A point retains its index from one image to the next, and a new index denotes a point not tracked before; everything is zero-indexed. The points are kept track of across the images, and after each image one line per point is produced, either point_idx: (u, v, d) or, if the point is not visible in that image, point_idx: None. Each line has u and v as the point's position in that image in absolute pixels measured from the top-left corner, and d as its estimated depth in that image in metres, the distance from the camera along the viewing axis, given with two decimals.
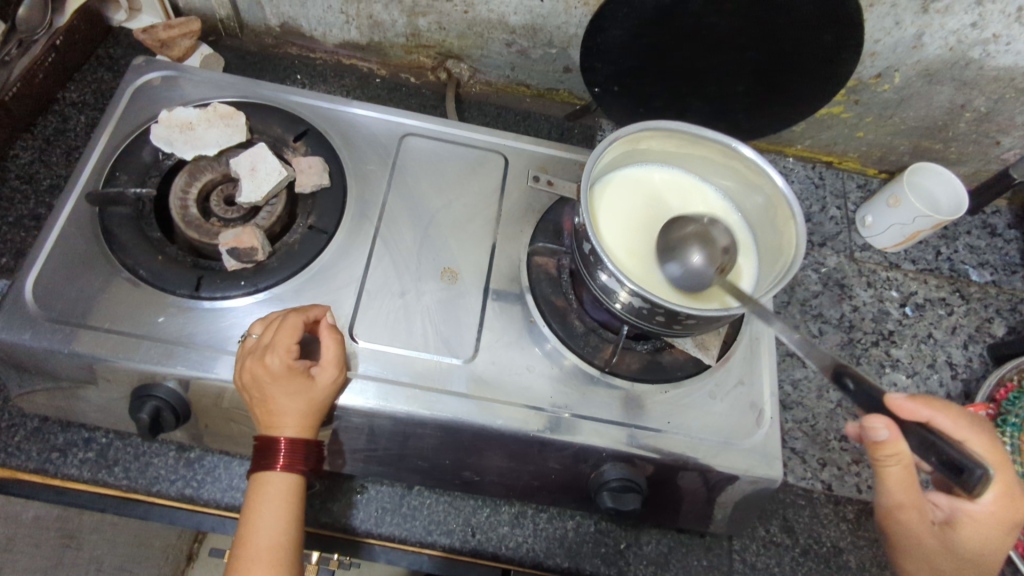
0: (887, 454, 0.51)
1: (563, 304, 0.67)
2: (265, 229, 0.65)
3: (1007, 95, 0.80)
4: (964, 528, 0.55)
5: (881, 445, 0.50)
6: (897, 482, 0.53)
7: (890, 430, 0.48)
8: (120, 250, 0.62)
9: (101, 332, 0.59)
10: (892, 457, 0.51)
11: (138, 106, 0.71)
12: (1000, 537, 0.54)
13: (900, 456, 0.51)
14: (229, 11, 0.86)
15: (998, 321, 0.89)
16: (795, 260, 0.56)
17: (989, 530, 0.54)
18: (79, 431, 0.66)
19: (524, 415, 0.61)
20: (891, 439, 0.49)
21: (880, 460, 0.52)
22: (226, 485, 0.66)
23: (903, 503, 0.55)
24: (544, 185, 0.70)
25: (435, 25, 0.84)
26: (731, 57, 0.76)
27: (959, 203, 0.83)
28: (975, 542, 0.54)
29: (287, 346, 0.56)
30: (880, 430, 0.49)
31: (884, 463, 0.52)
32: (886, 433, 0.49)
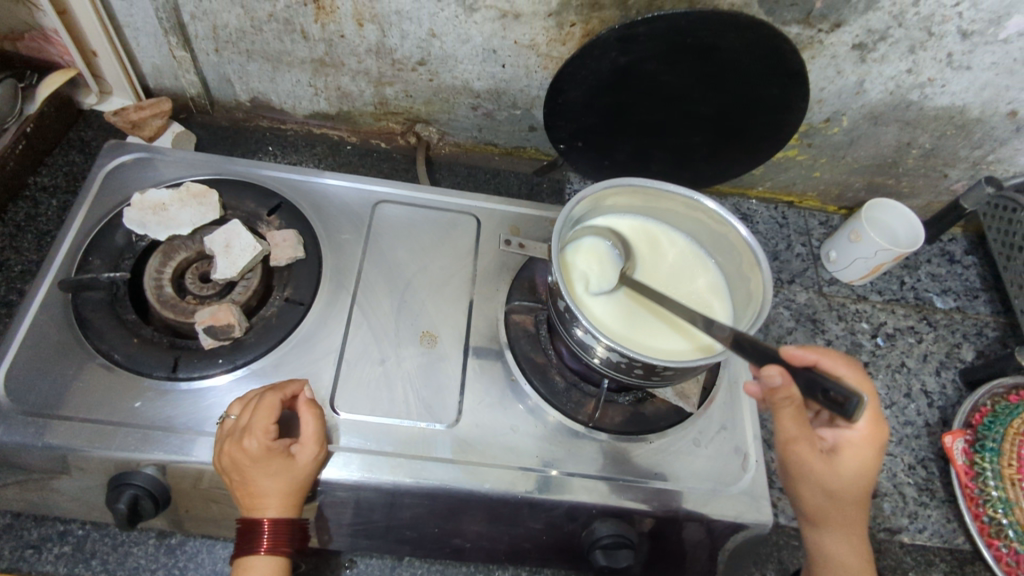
0: (780, 398, 0.49)
1: (543, 360, 0.68)
2: (241, 304, 0.65)
3: (948, 131, 0.85)
4: (847, 454, 0.55)
5: (774, 389, 0.48)
6: (789, 419, 0.51)
7: (780, 374, 0.46)
8: (94, 336, 0.62)
9: (76, 421, 0.58)
10: (786, 399, 0.49)
11: (111, 189, 0.72)
12: (876, 457, 0.55)
13: (793, 399, 0.49)
14: (199, 90, 0.88)
15: (966, 345, 0.91)
16: (763, 307, 0.58)
17: (866, 448, 0.55)
18: (54, 524, 0.64)
19: (510, 477, 0.60)
20: (785, 383, 0.47)
21: (775, 402, 0.50)
22: (210, 570, 0.64)
23: (797, 439, 0.52)
24: (516, 248, 0.71)
25: (402, 93, 0.87)
26: (688, 110, 0.79)
27: (916, 235, 0.87)
28: (858, 465, 0.54)
29: (265, 427, 0.55)
30: (774, 374, 0.46)
31: (778, 405, 0.50)
32: (778, 377, 0.46)
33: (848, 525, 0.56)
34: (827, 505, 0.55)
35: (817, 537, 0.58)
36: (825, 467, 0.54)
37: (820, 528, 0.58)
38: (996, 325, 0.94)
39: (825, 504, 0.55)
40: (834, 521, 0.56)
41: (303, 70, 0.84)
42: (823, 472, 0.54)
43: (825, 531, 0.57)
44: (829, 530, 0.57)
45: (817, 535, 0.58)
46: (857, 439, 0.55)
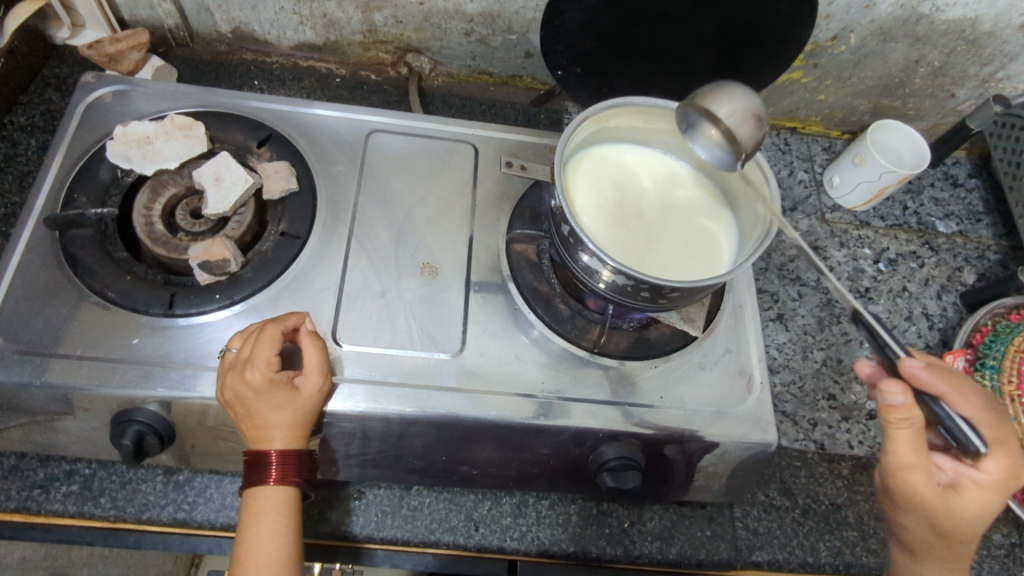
0: (896, 420, 0.51)
1: (546, 289, 0.67)
2: (235, 239, 0.64)
3: (958, 48, 0.82)
4: (965, 495, 0.52)
5: (891, 411, 0.50)
6: (908, 445, 0.51)
7: (901, 392, 0.49)
8: (86, 274, 0.60)
9: (74, 359, 0.57)
10: (904, 423, 0.50)
11: (91, 124, 0.69)
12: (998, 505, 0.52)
13: (912, 423, 0.50)
14: (177, 20, 0.83)
15: (968, 269, 0.91)
16: (772, 225, 0.57)
17: (989, 496, 0.52)
18: (60, 464, 0.64)
19: (516, 404, 0.60)
20: (905, 404, 0.49)
21: (888, 424, 0.51)
22: (219, 505, 0.64)
23: (910, 467, 0.52)
24: (518, 170, 0.72)
25: (391, 19, 0.83)
26: (690, 27, 0.76)
27: (921, 157, 0.85)
28: (978, 509, 0.52)
29: (267, 358, 0.54)
30: (895, 393, 0.50)
31: (892, 428, 0.51)
32: (897, 394, 0.49)
33: (953, 560, 0.56)
34: (934, 538, 0.55)
35: (910, 561, 0.59)
36: (941, 505, 0.52)
37: (917, 555, 0.58)
38: (998, 248, 0.93)
39: (932, 538, 0.55)
40: (931, 555, 0.57)
41: None
42: (937, 508, 0.53)
43: (923, 560, 0.58)
44: (925, 558, 0.57)
45: (911, 561, 0.59)
46: (977, 484, 0.52)
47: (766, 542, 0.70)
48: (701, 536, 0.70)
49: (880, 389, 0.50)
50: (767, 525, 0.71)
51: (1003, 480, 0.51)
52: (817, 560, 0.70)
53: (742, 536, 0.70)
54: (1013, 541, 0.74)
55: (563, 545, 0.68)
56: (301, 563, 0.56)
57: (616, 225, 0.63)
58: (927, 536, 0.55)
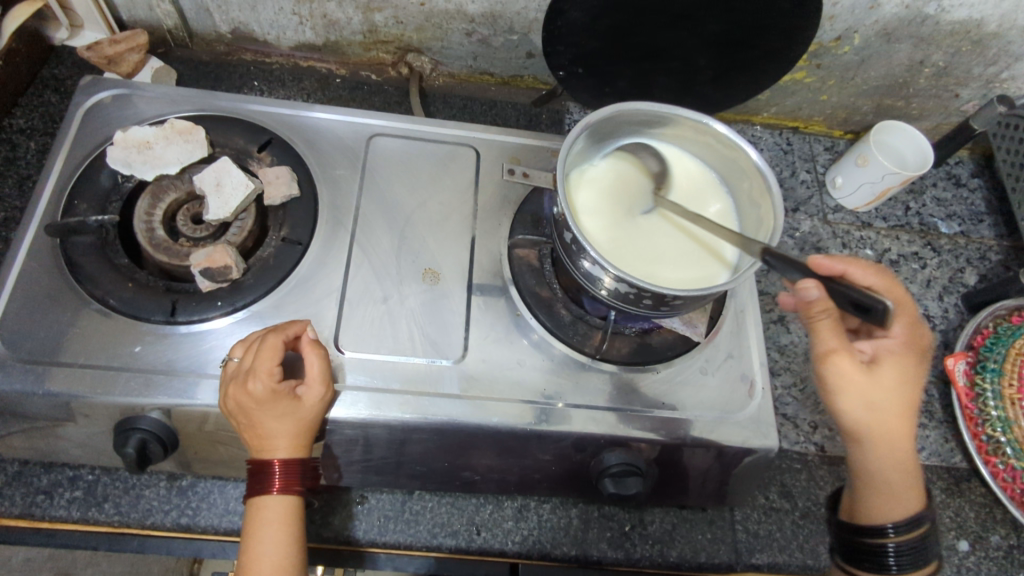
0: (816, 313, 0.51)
1: (548, 294, 0.67)
2: (237, 245, 0.64)
3: (963, 48, 0.81)
4: (885, 363, 0.56)
5: (809, 303, 0.50)
6: (830, 330, 0.53)
7: (816, 284, 0.48)
8: (88, 281, 0.60)
9: (77, 368, 0.57)
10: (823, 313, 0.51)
11: (91, 128, 0.69)
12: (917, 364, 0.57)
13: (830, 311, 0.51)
14: (176, 21, 0.83)
15: (970, 270, 0.91)
16: (774, 233, 0.56)
17: (906, 359, 0.57)
18: (63, 470, 0.64)
19: (518, 410, 0.60)
20: (820, 295, 0.49)
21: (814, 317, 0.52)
22: (223, 510, 0.65)
23: (837, 351, 0.53)
24: (520, 177, 0.69)
25: (392, 19, 0.82)
26: (693, 29, 0.75)
27: (924, 158, 0.85)
28: (898, 374, 0.56)
29: (269, 369, 0.54)
30: (812, 287, 0.49)
31: (817, 319, 0.52)
32: (813, 288, 0.49)
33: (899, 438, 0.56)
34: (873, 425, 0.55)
35: (860, 454, 0.58)
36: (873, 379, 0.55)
37: (863, 445, 0.57)
38: (1000, 248, 0.93)
39: (873, 418, 0.55)
40: (880, 439, 0.56)
41: None
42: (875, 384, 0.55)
43: (870, 449, 0.57)
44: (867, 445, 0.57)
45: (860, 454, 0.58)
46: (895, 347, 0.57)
47: (767, 545, 0.71)
48: (701, 539, 0.70)
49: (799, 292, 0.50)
50: (767, 528, 0.72)
51: (906, 342, 0.58)
52: (817, 563, 0.71)
53: (743, 539, 0.71)
54: (1011, 543, 0.75)
55: (564, 548, 0.68)
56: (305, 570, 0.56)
57: (616, 229, 0.63)
58: (865, 417, 0.55)
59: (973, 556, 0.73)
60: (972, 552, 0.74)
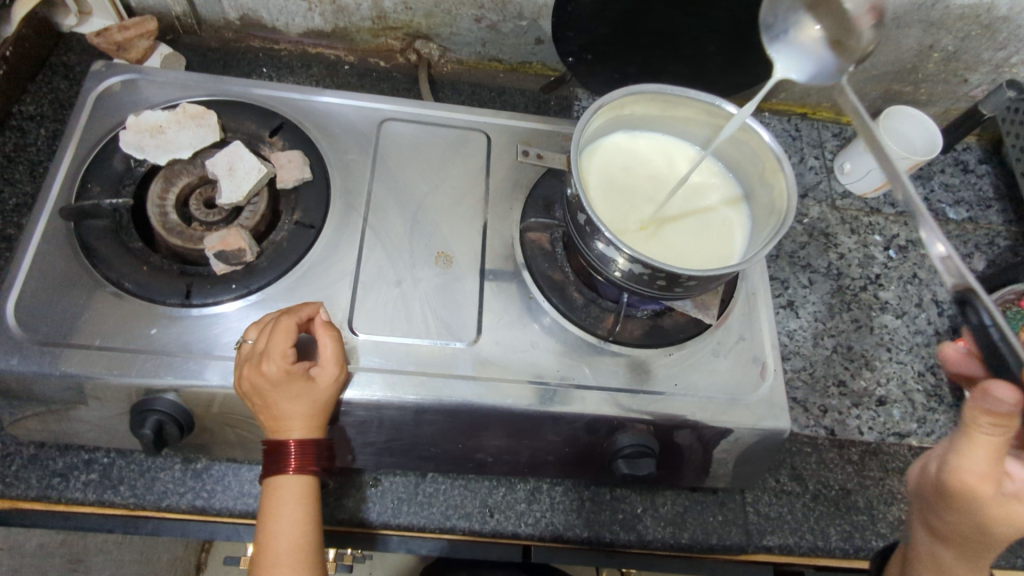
0: (989, 422, 0.43)
1: (561, 277, 0.67)
2: (250, 229, 0.64)
3: (972, 32, 0.81)
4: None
5: (989, 412, 0.42)
6: (988, 448, 0.44)
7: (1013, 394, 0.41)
8: (103, 264, 0.60)
9: (93, 349, 0.57)
10: (995, 425, 0.43)
11: (103, 113, 0.69)
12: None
13: (1000, 429, 0.43)
14: (185, 7, 0.83)
15: (978, 255, 0.91)
16: (786, 214, 0.57)
17: None
18: (79, 453, 0.65)
19: (532, 392, 0.61)
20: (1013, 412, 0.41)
21: (976, 423, 0.44)
22: (237, 493, 0.65)
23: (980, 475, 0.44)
24: (534, 160, 0.66)
25: (401, 5, 0.82)
26: (703, 14, 0.76)
27: (931, 131, 0.85)
28: None
29: (282, 350, 0.55)
30: (1005, 398, 0.41)
31: (978, 427, 0.44)
32: (1008, 395, 0.41)
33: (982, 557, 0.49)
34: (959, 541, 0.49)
35: (934, 551, 0.51)
36: (995, 513, 0.45)
37: (946, 546, 0.50)
38: (1009, 234, 0.93)
39: (977, 542, 0.48)
40: (964, 550, 0.49)
41: None
42: (995, 520, 0.45)
43: (949, 550, 0.50)
44: (955, 551, 0.50)
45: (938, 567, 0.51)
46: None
47: (778, 526, 0.71)
48: (713, 521, 0.70)
49: (986, 391, 0.42)
50: (778, 511, 0.72)
51: None
52: (828, 544, 0.71)
53: (754, 521, 0.71)
54: None
55: (577, 530, 0.68)
56: (322, 549, 0.57)
57: (625, 207, 0.64)
58: (966, 538, 0.48)
59: None
60: None
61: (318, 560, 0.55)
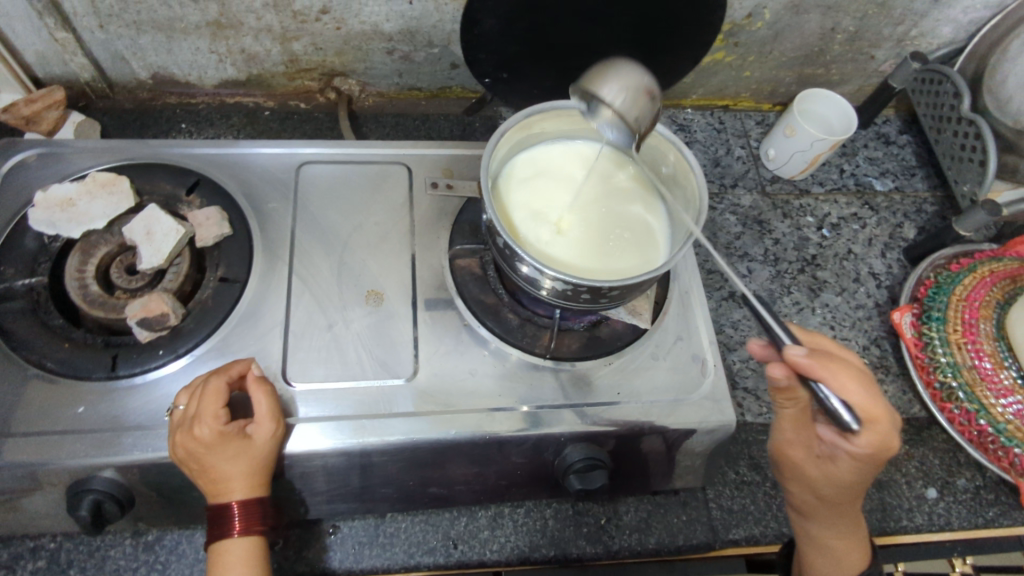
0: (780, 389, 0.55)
1: (494, 301, 0.67)
2: (174, 291, 0.63)
3: (869, 11, 0.84)
4: (840, 464, 0.56)
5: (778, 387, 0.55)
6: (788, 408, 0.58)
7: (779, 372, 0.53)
8: (22, 348, 0.59)
9: (20, 438, 0.56)
10: (788, 396, 0.56)
11: (12, 191, 0.67)
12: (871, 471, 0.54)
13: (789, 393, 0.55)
14: (93, 73, 0.82)
15: (908, 224, 0.93)
16: (700, 209, 0.57)
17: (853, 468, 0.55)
18: (23, 542, 0.63)
19: (477, 419, 0.61)
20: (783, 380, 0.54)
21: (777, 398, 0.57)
22: (193, 559, 0.64)
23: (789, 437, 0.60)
24: (444, 189, 0.72)
25: (311, 47, 0.82)
26: (605, 23, 0.77)
27: (842, 103, 0.87)
28: (851, 474, 0.55)
29: (214, 412, 0.54)
30: (776, 375, 0.54)
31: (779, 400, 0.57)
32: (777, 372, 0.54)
33: (840, 518, 0.59)
34: (815, 501, 0.60)
35: (805, 524, 0.62)
36: (817, 471, 0.58)
37: (807, 516, 0.62)
38: (935, 200, 0.96)
39: (820, 504, 0.60)
40: (821, 514, 0.60)
41: (200, 36, 0.78)
42: (816, 476, 0.58)
43: (813, 520, 0.61)
44: (813, 519, 0.61)
45: (805, 524, 0.62)
46: (843, 459, 0.55)
47: (742, 519, 0.72)
48: (677, 522, 0.71)
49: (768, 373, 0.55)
50: (740, 502, 0.73)
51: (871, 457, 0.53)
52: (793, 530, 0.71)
53: (717, 517, 0.71)
54: (977, 484, 0.77)
55: (543, 550, 0.68)
56: None
57: (545, 225, 0.64)
58: (812, 502, 0.60)
59: (942, 502, 0.75)
60: (940, 498, 0.75)
61: None
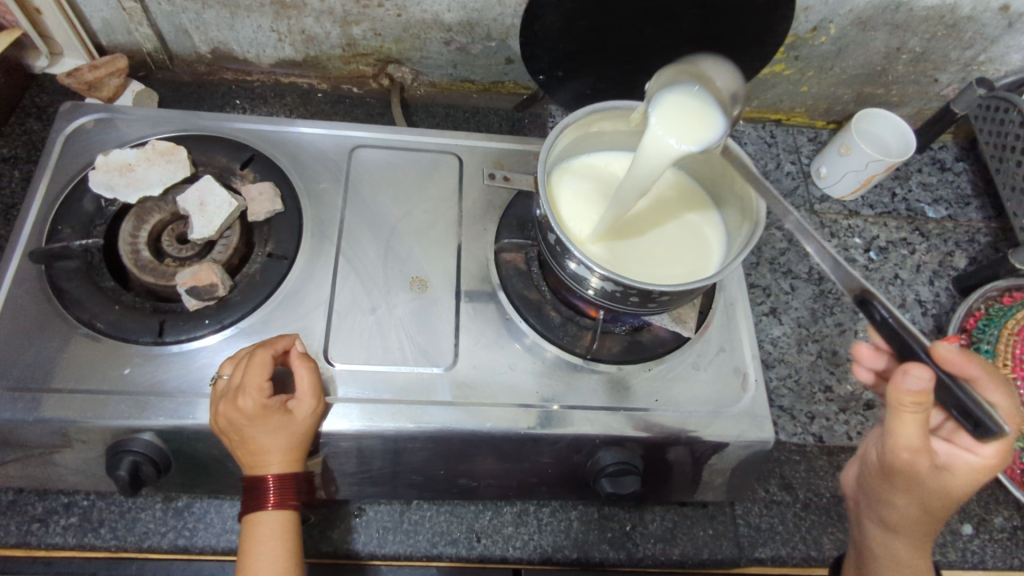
0: (908, 402, 0.48)
1: (537, 297, 0.67)
2: (222, 263, 0.64)
3: (938, 33, 0.82)
4: (958, 475, 0.53)
5: (907, 395, 0.47)
6: (912, 424, 0.49)
7: (921, 381, 0.45)
8: (74, 307, 0.60)
9: (66, 394, 0.57)
10: (915, 404, 0.48)
11: (73, 154, 0.68)
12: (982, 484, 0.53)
13: (921, 406, 0.48)
14: (155, 43, 0.83)
15: (959, 253, 0.91)
16: (757, 223, 0.57)
17: (972, 478, 0.53)
18: (58, 497, 0.64)
19: (512, 414, 0.60)
20: (919, 389, 0.46)
21: (898, 405, 0.49)
22: (220, 529, 0.64)
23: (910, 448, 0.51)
24: (501, 180, 0.72)
25: (370, 32, 0.82)
26: (667, 27, 0.76)
27: (901, 125, 0.85)
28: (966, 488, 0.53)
29: (258, 385, 0.54)
30: (920, 378, 0.45)
31: (901, 408, 0.49)
32: (916, 382, 0.46)
33: (926, 534, 0.57)
34: (913, 515, 0.56)
35: (888, 537, 0.59)
36: (934, 484, 0.53)
37: (896, 532, 0.58)
38: (989, 230, 0.93)
39: (918, 518, 0.56)
40: (913, 528, 0.57)
41: (263, 14, 0.79)
42: (932, 490, 0.53)
43: (902, 535, 0.57)
44: (903, 534, 0.57)
45: (887, 536, 0.59)
46: (965, 468, 0.53)
47: (769, 538, 0.70)
48: (703, 536, 0.70)
49: (902, 374, 0.46)
50: (769, 522, 0.71)
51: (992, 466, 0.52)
52: (821, 554, 0.70)
53: (745, 533, 0.70)
54: (1015, 524, 0.74)
55: (566, 551, 0.68)
56: None
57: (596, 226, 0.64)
58: (913, 516, 0.56)
59: (977, 540, 0.73)
60: (976, 536, 0.73)
61: None
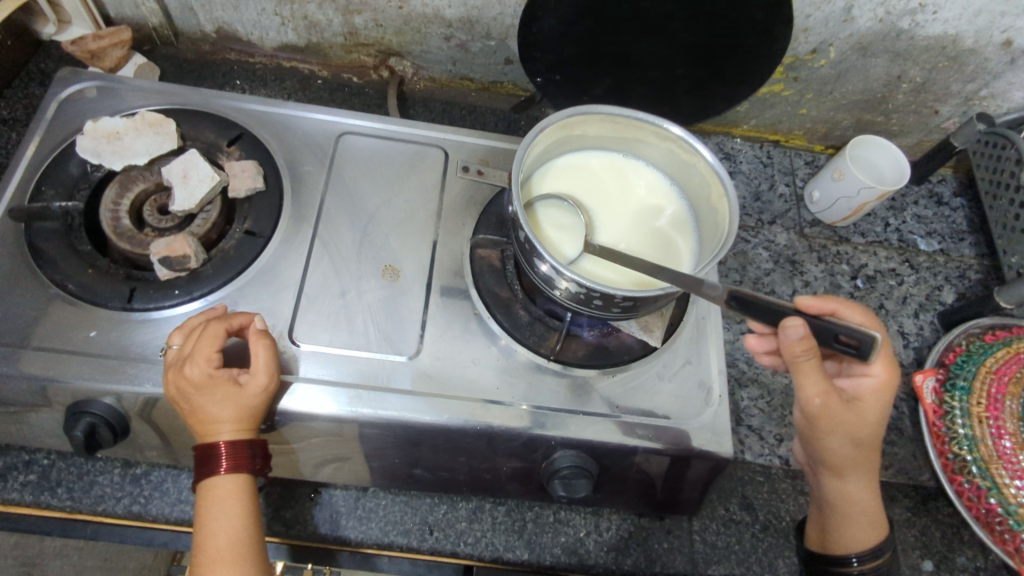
0: (799, 354, 0.52)
1: (507, 295, 0.67)
2: (199, 236, 0.64)
3: (940, 64, 0.81)
4: (868, 401, 0.59)
5: (795, 346, 0.51)
6: (812, 375, 0.54)
7: (798, 330, 0.49)
8: (50, 267, 0.61)
9: (31, 351, 0.58)
10: (807, 352, 0.51)
11: (65, 118, 0.70)
12: (888, 404, 0.60)
13: (811, 351, 0.51)
14: (161, 18, 0.84)
15: (948, 288, 0.90)
16: (728, 233, 0.56)
17: (878, 397, 0.59)
18: (20, 453, 0.65)
19: (470, 407, 0.60)
20: (798, 339, 0.50)
21: (796, 358, 0.53)
22: (175, 499, 0.65)
23: (820, 392, 0.56)
24: (474, 175, 0.70)
25: (371, 22, 0.83)
26: (664, 38, 0.76)
27: (896, 154, 0.84)
28: (878, 410, 0.59)
29: (207, 354, 0.55)
30: (797, 328, 0.49)
31: (800, 361, 0.53)
32: (795, 332, 0.49)
33: (869, 469, 0.62)
34: (852, 453, 0.60)
35: (837, 484, 0.62)
36: (855, 417, 0.58)
37: (845, 475, 0.62)
38: (980, 268, 0.92)
39: (853, 454, 0.60)
40: (857, 466, 0.61)
41: None
42: (858, 423, 0.58)
43: (851, 475, 0.62)
44: (852, 476, 0.62)
45: (839, 483, 0.62)
46: (869, 390, 0.59)
47: (724, 557, 0.70)
48: (657, 548, 0.69)
49: (781, 330, 0.49)
50: (725, 540, 0.71)
51: (885, 380, 0.60)
52: None
53: (699, 550, 0.70)
54: (977, 565, 0.73)
55: (517, 551, 0.67)
56: (263, 547, 0.57)
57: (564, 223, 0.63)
58: (849, 455, 0.60)
59: None
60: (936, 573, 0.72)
61: (258, 555, 0.55)
